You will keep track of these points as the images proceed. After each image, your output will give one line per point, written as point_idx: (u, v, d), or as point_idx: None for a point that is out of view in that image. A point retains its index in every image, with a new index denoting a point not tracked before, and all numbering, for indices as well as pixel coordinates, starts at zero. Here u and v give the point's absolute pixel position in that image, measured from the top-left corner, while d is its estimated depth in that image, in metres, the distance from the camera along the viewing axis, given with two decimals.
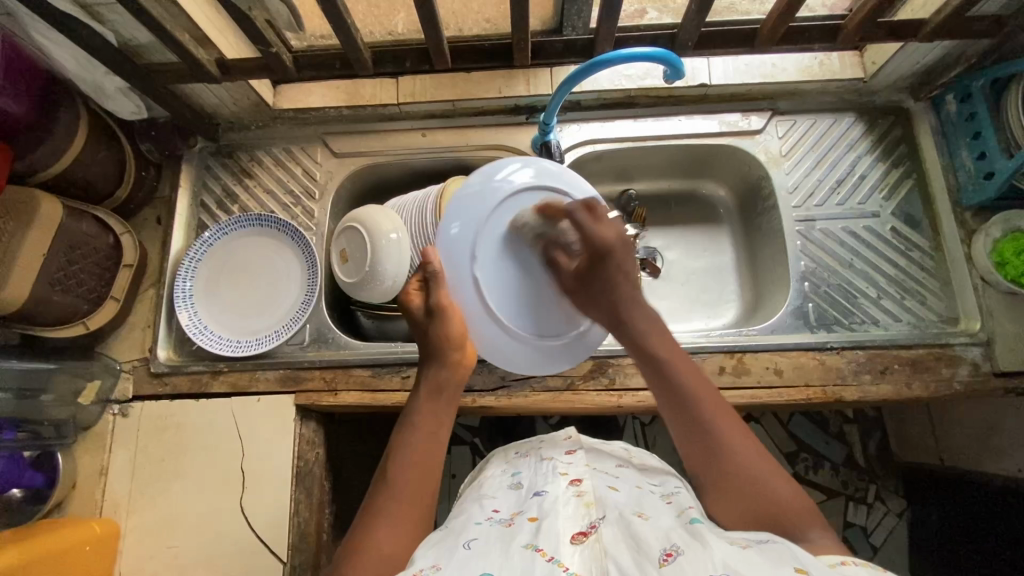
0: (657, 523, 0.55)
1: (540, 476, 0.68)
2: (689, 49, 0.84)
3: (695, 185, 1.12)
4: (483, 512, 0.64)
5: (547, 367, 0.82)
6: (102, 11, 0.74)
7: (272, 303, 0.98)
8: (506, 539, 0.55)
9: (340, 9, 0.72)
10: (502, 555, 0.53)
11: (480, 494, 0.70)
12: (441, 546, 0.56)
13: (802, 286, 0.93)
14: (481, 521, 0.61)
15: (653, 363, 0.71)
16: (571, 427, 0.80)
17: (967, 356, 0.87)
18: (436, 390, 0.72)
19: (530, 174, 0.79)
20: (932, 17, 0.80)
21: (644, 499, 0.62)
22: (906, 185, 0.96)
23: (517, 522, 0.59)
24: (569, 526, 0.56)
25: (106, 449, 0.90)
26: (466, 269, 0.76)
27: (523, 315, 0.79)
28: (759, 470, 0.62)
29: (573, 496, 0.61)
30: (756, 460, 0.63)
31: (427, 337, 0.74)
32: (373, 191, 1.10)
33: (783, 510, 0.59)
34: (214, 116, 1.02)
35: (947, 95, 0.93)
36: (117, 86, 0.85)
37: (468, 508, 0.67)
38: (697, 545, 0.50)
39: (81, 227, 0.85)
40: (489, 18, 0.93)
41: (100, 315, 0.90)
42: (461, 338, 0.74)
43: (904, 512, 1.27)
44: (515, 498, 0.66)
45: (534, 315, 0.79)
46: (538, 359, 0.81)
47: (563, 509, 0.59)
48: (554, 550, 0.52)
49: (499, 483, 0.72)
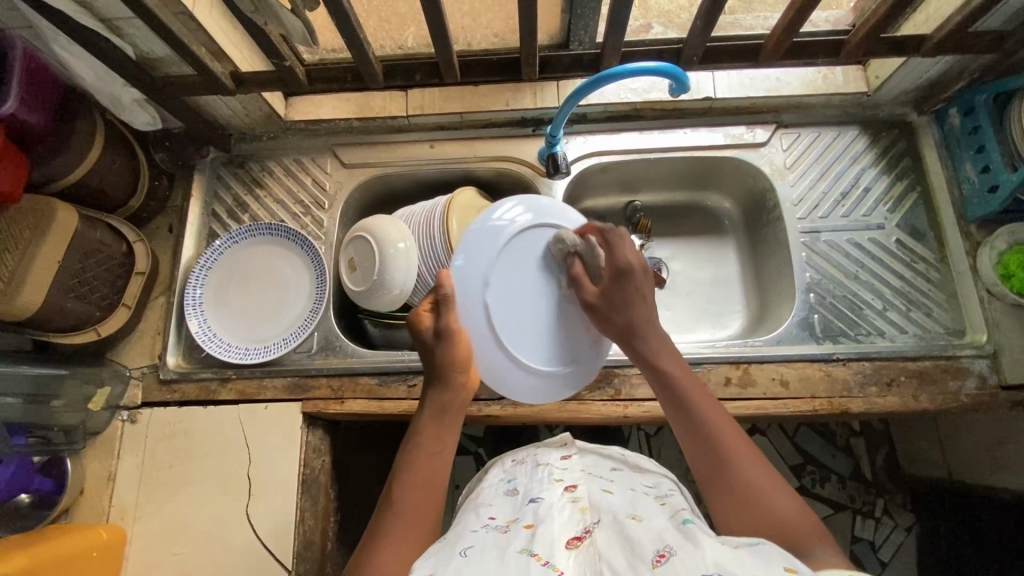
0: (651, 525, 0.55)
1: (535, 482, 0.68)
2: (695, 63, 0.86)
3: (701, 196, 1.13)
4: (479, 520, 0.64)
5: (558, 396, 0.82)
6: (121, 26, 0.76)
7: (280, 313, 0.99)
8: (501, 545, 0.55)
9: (352, 24, 0.73)
10: (498, 562, 0.52)
11: (477, 503, 0.70)
12: (438, 555, 0.56)
13: (807, 297, 0.94)
14: (477, 528, 0.62)
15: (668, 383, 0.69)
16: (566, 435, 0.80)
17: (974, 368, 0.87)
18: (441, 409, 0.70)
19: (528, 213, 0.79)
20: (935, 33, 0.81)
21: (637, 500, 0.62)
22: (910, 197, 0.97)
23: (512, 530, 0.59)
24: (563, 530, 0.56)
25: (115, 454, 0.91)
26: (476, 293, 0.75)
27: (526, 346, 0.78)
28: (767, 488, 0.60)
29: (568, 502, 0.62)
30: (761, 475, 0.61)
31: (434, 358, 0.72)
32: (382, 202, 1.11)
33: (787, 526, 0.57)
34: (227, 127, 1.04)
35: (951, 109, 0.94)
36: (134, 97, 0.87)
37: (465, 516, 0.67)
38: (690, 546, 0.49)
39: (95, 235, 0.86)
40: (497, 32, 0.94)
41: (111, 322, 0.91)
42: (467, 360, 0.73)
43: (913, 526, 1.25)
44: (511, 504, 0.66)
45: (536, 347, 0.79)
46: (544, 389, 0.80)
47: (558, 515, 0.59)
48: (549, 554, 0.53)
49: (495, 490, 0.72)
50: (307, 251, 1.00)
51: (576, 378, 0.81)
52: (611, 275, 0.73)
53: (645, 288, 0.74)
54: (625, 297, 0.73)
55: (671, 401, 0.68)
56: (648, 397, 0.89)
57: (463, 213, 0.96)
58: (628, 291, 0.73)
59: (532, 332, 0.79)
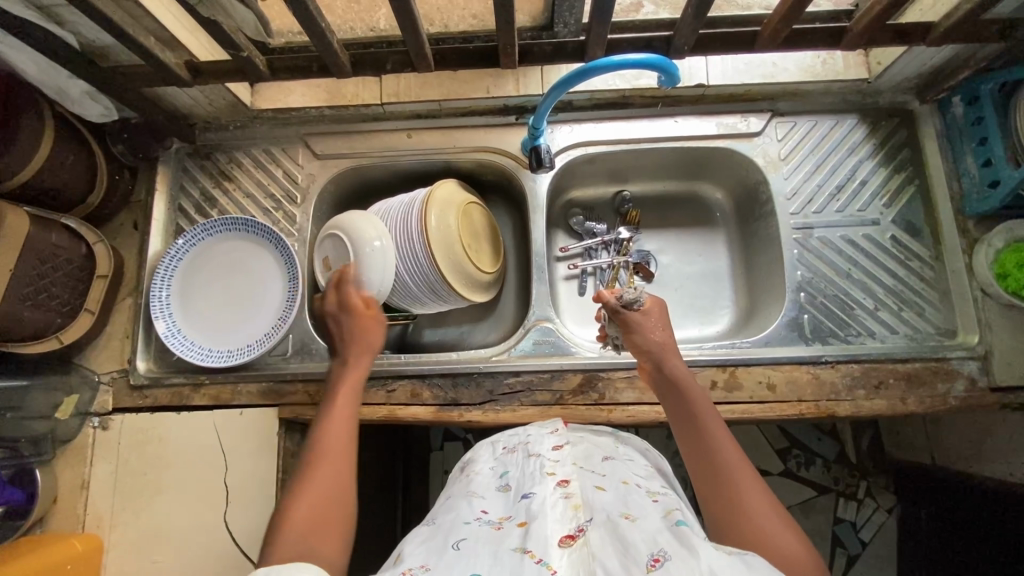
0: (644, 526, 0.54)
1: (527, 476, 0.66)
2: (686, 52, 0.79)
3: (692, 186, 1.09)
4: (471, 512, 0.63)
5: (225, 349, 0.93)
6: (60, 12, 0.69)
7: (186, 263, 0.95)
8: (495, 542, 0.55)
9: (312, 10, 0.66)
10: (492, 559, 0.52)
11: (468, 491, 0.68)
12: (431, 546, 0.56)
13: (798, 296, 0.91)
14: (470, 521, 0.60)
15: (681, 396, 0.73)
16: (558, 419, 0.80)
17: (963, 370, 0.85)
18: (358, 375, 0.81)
19: (267, 255, 0.96)
20: (942, 21, 0.74)
21: (629, 495, 0.60)
22: (907, 191, 0.93)
23: (506, 528, 0.58)
24: (556, 527, 0.56)
25: (88, 462, 0.88)
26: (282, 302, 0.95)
27: (254, 324, 0.94)
28: (771, 523, 0.58)
29: (561, 497, 0.60)
30: (762, 505, 0.60)
31: (348, 326, 0.86)
32: (359, 194, 1.06)
33: (785, 557, 0.55)
34: (190, 116, 0.98)
35: (954, 97, 0.90)
36: (82, 89, 0.81)
37: (456, 504, 0.65)
38: (687, 554, 0.49)
39: (50, 238, 0.81)
40: (476, 14, 0.87)
41: (75, 328, 0.87)
42: (362, 334, 0.85)
43: (894, 508, 1.29)
44: (503, 500, 0.64)
45: (247, 324, 0.94)
46: (234, 345, 0.93)
47: (551, 511, 0.58)
48: (542, 551, 0.52)
49: (487, 481, 0.70)
50: (268, 255, 0.96)
51: (233, 344, 0.93)
52: (649, 307, 0.82)
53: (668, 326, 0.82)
54: (660, 324, 0.81)
55: (680, 415, 0.71)
56: (632, 402, 0.86)
57: (443, 207, 0.92)
58: (661, 319, 0.82)
59: (255, 316, 0.95)
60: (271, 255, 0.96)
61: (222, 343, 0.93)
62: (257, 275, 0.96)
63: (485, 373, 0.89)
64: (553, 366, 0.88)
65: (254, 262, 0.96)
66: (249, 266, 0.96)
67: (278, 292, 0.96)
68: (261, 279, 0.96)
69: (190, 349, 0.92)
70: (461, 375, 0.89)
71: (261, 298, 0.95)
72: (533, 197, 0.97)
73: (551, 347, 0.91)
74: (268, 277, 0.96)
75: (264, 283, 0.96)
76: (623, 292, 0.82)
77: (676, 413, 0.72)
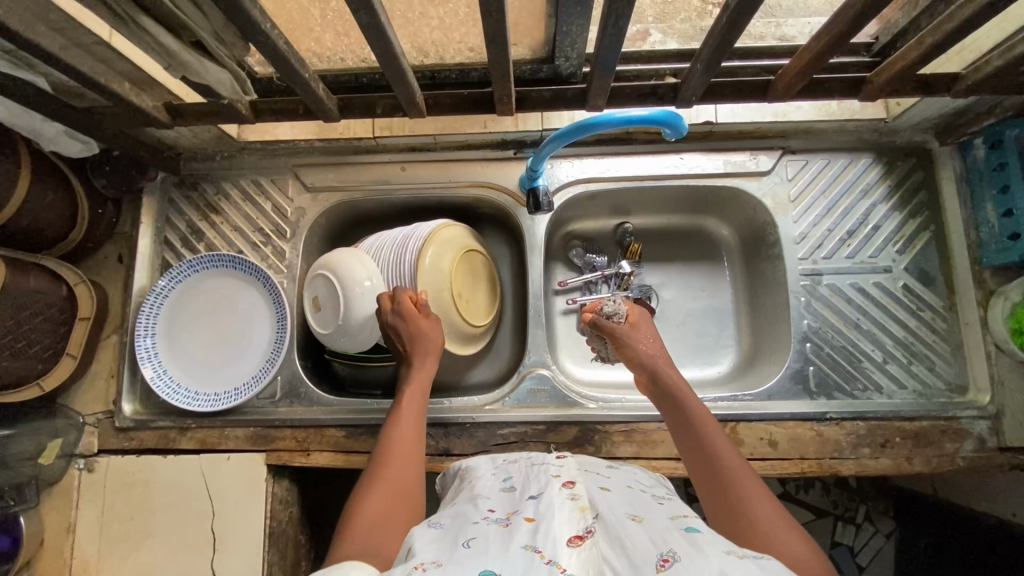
0: (651, 525, 0.51)
1: (533, 478, 0.62)
2: (693, 102, 0.74)
3: (698, 221, 1.05)
4: (478, 512, 0.57)
5: (212, 391, 0.91)
6: (31, 58, 0.65)
7: (173, 301, 0.92)
8: (501, 537, 0.50)
9: (295, 64, 0.62)
10: (499, 553, 0.47)
11: (473, 494, 0.63)
12: (437, 545, 0.50)
13: (803, 347, 0.88)
14: (478, 520, 0.55)
15: (674, 403, 0.71)
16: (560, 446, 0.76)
17: (973, 430, 0.82)
18: (420, 385, 0.78)
19: (256, 292, 0.93)
20: (969, 72, 0.70)
21: (636, 499, 0.57)
22: (923, 237, 0.89)
23: (512, 522, 0.53)
24: (564, 528, 0.50)
25: (73, 505, 0.87)
26: (272, 343, 0.92)
27: (241, 365, 0.92)
28: (777, 522, 0.54)
29: (567, 499, 0.55)
30: (766, 505, 0.56)
31: (401, 336, 0.81)
32: (351, 225, 1.03)
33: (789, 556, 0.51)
34: (175, 147, 0.94)
35: (976, 140, 0.85)
36: (59, 130, 0.77)
37: (461, 507, 0.60)
38: (695, 552, 0.45)
39: (29, 283, 0.78)
40: (472, 47, 0.76)
41: (55, 374, 0.85)
42: (421, 341, 0.80)
43: (893, 533, 1.21)
44: (508, 498, 0.60)
45: (234, 365, 0.92)
46: (221, 386, 0.91)
47: (559, 511, 0.53)
48: (551, 551, 0.47)
49: (490, 484, 0.65)
50: (256, 294, 0.93)
51: (220, 385, 0.91)
52: (632, 313, 0.84)
53: (659, 339, 0.82)
54: (647, 334, 0.82)
55: (676, 424, 0.69)
56: (630, 456, 0.84)
57: (442, 247, 0.89)
58: (649, 327, 0.83)
59: (243, 356, 0.92)
60: (260, 293, 0.93)
61: (209, 384, 0.91)
62: (246, 314, 0.93)
63: (478, 423, 0.87)
64: (549, 417, 0.86)
65: (243, 300, 0.94)
66: (238, 304, 0.94)
67: (267, 331, 0.93)
68: (250, 317, 0.93)
69: (176, 393, 0.89)
70: (453, 424, 0.87)
71: (249, 337, 0.93)
72: (531, 237, 0.93)
73: (546, 397, 0.88)
74: (257, 316, 0.93)
75: (252, 321, 0.93)
76: (607, 303, 0.85)
77: (671, 422, 0.70)
